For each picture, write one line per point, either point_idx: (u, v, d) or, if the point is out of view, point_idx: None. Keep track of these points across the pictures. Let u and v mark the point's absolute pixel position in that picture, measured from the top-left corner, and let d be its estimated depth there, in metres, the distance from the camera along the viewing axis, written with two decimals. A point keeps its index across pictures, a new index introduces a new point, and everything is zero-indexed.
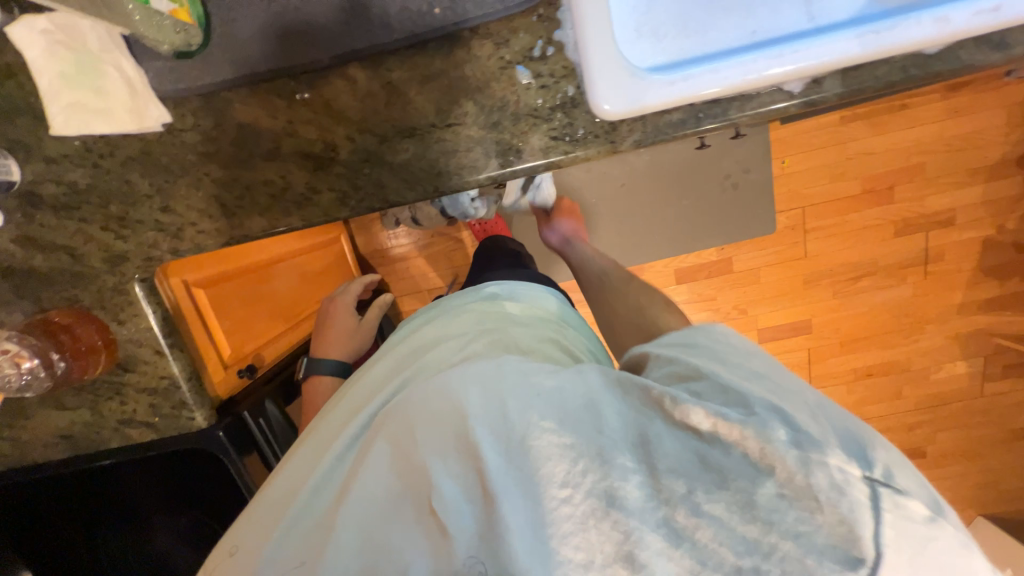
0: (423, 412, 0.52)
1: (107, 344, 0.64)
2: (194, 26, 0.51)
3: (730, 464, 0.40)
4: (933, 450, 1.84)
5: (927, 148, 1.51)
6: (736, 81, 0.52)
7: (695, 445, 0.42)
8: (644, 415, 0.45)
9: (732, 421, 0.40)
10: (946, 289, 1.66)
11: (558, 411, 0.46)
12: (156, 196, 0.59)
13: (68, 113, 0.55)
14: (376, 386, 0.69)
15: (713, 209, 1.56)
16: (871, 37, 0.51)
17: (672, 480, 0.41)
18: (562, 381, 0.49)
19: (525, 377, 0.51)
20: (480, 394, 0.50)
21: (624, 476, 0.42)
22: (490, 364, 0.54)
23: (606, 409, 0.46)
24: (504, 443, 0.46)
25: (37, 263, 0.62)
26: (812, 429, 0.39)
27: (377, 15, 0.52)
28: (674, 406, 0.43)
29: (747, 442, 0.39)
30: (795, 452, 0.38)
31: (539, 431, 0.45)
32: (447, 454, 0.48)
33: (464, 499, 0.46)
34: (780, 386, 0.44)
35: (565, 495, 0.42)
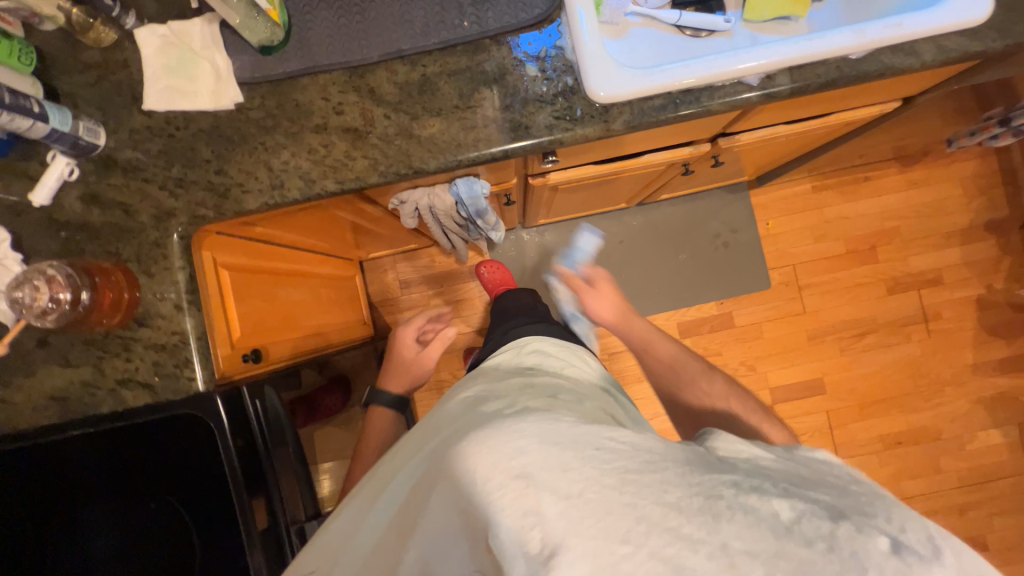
0: (477, 457, 0.47)
1: (132, 299, 0.67)
2: (280, 28, 0.66)
3: (813, 560, 0.37)
4: (995, 540, 1.61)
5: (898, 214, 1.65)
6: (704, 74, 0.66)
7: (773, 528, 0.39)
8: (718, 488, 0.42)
9: (820, 516, 0.40)
10: (955, 349, 1.65)
11: (619, 471, 0.44)
12: (213, 161, 0.69)
13: (162, 93, 0.68)
14: (426, 438, 0.64)
15: (708, 265, 1.66)
16: (806, 44, 0.66)
17: (747, 563, 0.37)
18: (622, 443, 0.48)
19: (595, 440, 0.48)
20: (535, 442, 0.47)
21: (692, 546, 0.38)
22: (552, 425, 0.50)
23: (671, 475, 0.44)
24: (560, 491, 0.42)
25: (92, 218, 0.69)
26: (914, 541, 0.38)
27: (419, 26, 0.67)
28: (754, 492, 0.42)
29: (839, 539, 0.38)
30: (898, 561, 0.37)
31: (601, 482, 0.43)
32: (505, 508, 0.43)
33: (519, 548, 0.41)
34: (844, 492, 0.44)
35: (627, 551, 0.39)
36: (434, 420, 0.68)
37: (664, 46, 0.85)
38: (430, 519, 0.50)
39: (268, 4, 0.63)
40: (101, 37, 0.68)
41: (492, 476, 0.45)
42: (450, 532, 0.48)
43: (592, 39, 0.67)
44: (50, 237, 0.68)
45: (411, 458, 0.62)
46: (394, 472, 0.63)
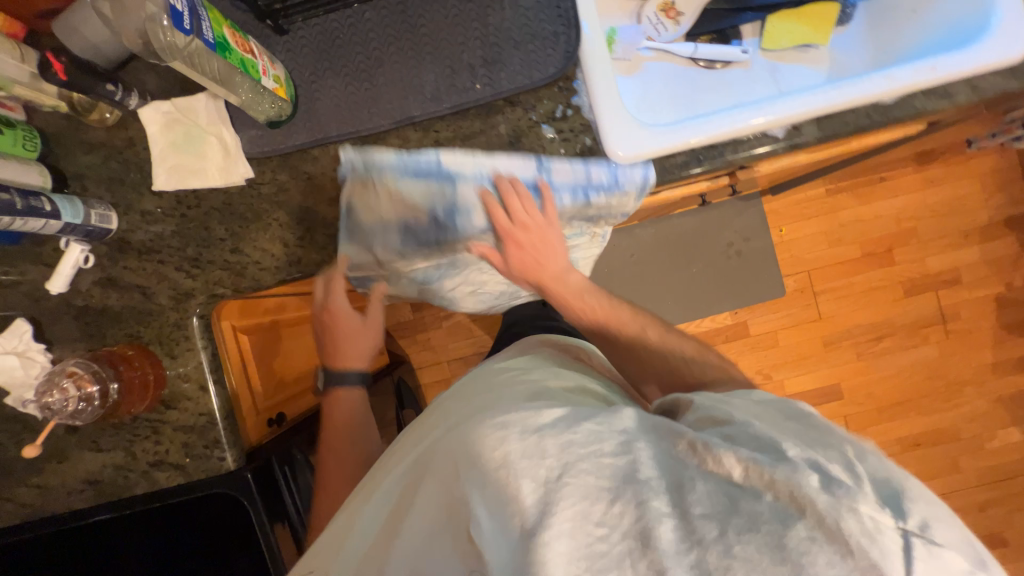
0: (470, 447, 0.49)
1: (157, 379, 0.67)
2: (286, 101, 0.64)
3: (762, 508, 0.38)
4: (1014, 535, 1.62)
5: (915, 214, 1.62)
6: (728, 129, 0.64)
7: (727, 488, 0.40)
8: (679, 461, 0.43)
9: (765, 465, 0.40)
10: (973, 349, 1.63)
11: (595, 454, 0.43)
12: (228, 239, 0.68)
13: (169, 172, 0.67)
14: (418, 437, 0.64)
15: (721, 274, 1.63)
16: (833, 94, 0.63)
17: (704, 524, 0.38)
18: (598, 423, 0.46)
19: (577, 423, 0.47)
20: (518, 433, 0.47)
21: (658, 517, 0.39)
22: (531, 408, 0.50)
23: (641, 453, 0.43)
24: (538, 478, 0.43)
25: (111, 301, 0.68)
26: (839, 473, 0.39)
27: (430, 91, 0.66)
28: (705, 452, 0.43)
29: (780, 488, 0.39)
30: (825, 495, 0.37)
31: (577, 469, 0.42)
32: (486, 490, 0.45)
33: (504, 530, 0.42)
34: (810, 435, 0.45)
35: (602, 533, 0.40)
36: (434, 415, 0.67)
37: (678, 80, 0.83)
38: (421, 517, 0.51)
39: (275, 82, 0.61)
40: (105, 116, 0.66)
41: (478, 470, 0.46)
42: (440, 521, 0.49)
43: (610, 96, 0.66)
44: (70, 323, 0.68)
45: (404, 455, 0.62)
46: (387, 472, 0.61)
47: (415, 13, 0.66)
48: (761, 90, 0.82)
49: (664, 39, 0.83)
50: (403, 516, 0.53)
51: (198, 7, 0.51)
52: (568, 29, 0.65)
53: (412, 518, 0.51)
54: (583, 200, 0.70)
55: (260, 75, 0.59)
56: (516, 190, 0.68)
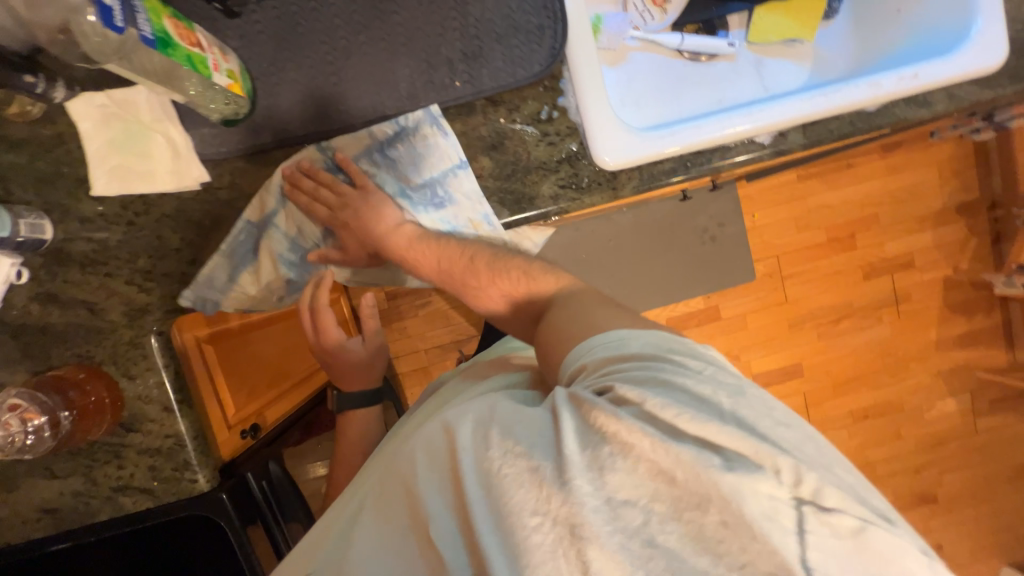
0: (427, 445, 0.48)
1: (114, 401, 0.62)
2: (243, 97, 0.58)
3: (680, 495, 0.38)
4: (943, 493, 1.80)
5: (878, 200, 1.68)
6: (716, 135, 0.62)
7: (647, 468, 0.38)
8: (593, 438, 0.40)
9: (670, 443, 0.38)
10: (920, 328, 1.75)
11: (529, 440, 0.42)
12: (185, 249, 0.65)
13: (109, 174, 0.59)
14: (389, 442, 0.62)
15: (697, 259, 1.65)
16: (819, 101, 0.63)
17: (627, 510, 0.38)
18: (527, 410, 0.45)
19: (520, 412, 0.45)
20: (471, 425, 0.46)
21: (581, 497, 0.38)
22: (483, 403, 0.49)
23: (566, 433, 0.41)
24: (478, 475, 0.42)
25: (53, 319, 0.62)
26: (738, 449, 0.39)
27: (405, 88, 0.61)
28: (617, 429, 0.40)
29: (686, 469, 0.37)
30: (728, 475, 0.37)
31: (508, 461, 0.41)
32: (442, 487, 0.45)
33: (461, 528, 0.43)
34: (711, 399, 0.42)
35: (536, 522, 0.38)
36: (414, 422, 0.65)
37: (664, 73, 0.80)
38: (376, 518, 0.49)
39: (230, 78, 0.55)
40: (27, 109, 0.57)
41: (434, 466, 0.46)
42: (401, 526, 0.47)
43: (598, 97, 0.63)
44: (5, 344, 0.61)
45: (373, 459, 0.60)
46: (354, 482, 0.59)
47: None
48: (744, 86, 0.80)
49: (651, 28, 0.80)
50: (360, 518, 0.51)
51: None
52: (555, 23, 0.61)
53: (367, 521, 0.50)
54: (386, 162, 0.67)
55: (211, 71, 0.52)
56: (319, 178, 0.67)
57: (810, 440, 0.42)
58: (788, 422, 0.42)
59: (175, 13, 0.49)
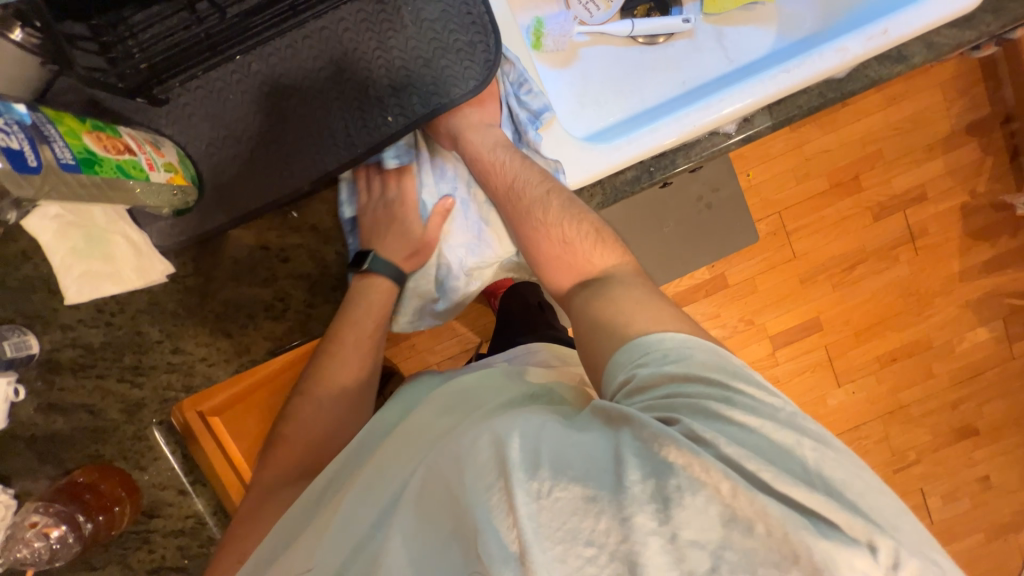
0: (469, 452, 0.45)
1: (129, 491, 0.64)
2: (189, 185, 0.58)
3: (754, 546, 0.37)
4: (984, 423, 1.75)
5: (879, 135, 1.59)
6: (676, 135, 0.60)
7: (720, 511, 0.38)
8: (666, 467, 0.40)
9: (751, 490, 0.38)
10: (941, 261, 1.67)
11: (587, 462, 0.42)
12: (166, 340, 0.64)
13: (79, 281, 0.56)
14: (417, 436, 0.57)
15: (696, 228, 1.59)
16: (781, 78, 0.59)
17: (694, 553, 0.37)
18: (590, 436, 0.44)
19: (578, 436, 0.44)
20: (520, 437, 0.44)
21: (644, 537, 0.38)
22: (533, 419, 0.47)
23: (630, 463, 0.41)
24: (531, 484, 0.40)
25: (59, 425, 0.63)
26: (829, 511, 0.38)
27: (341, 137, 0.59)
28: (692, 464, 0.39)
29: (769, 522, 0.37)
30: (822, 541, 0.37)
31: (566, 483, 0.40)
32: (483, 496, 0.42)
33: (503, 542, 0.40)
34: (787, 445, 0.42)
35: (591, 554, 0.38)
36: (437, 408, 0.60)
37: (619, 63, 0.76)
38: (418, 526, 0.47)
39: (169, 170, 0.54)
40: None
41: (478, 475, 0.43)
42: (439, 534, 0.45)
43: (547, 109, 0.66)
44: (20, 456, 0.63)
45: (400, 457, 0.55)
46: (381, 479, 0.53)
47: (308, 51, 0.57)
48: (708, 61, 0.75)
49: (598, 18, 0.75)
50: (396, 520, 0.48)
51: (45, 128, 0.42)
52: (485, 36, 0.59)
53: (405, 524, 0.47)
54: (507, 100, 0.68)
55: (147, 172, 0.51)
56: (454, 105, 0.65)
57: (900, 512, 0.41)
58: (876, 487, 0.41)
59: (95, 124, 0.48)
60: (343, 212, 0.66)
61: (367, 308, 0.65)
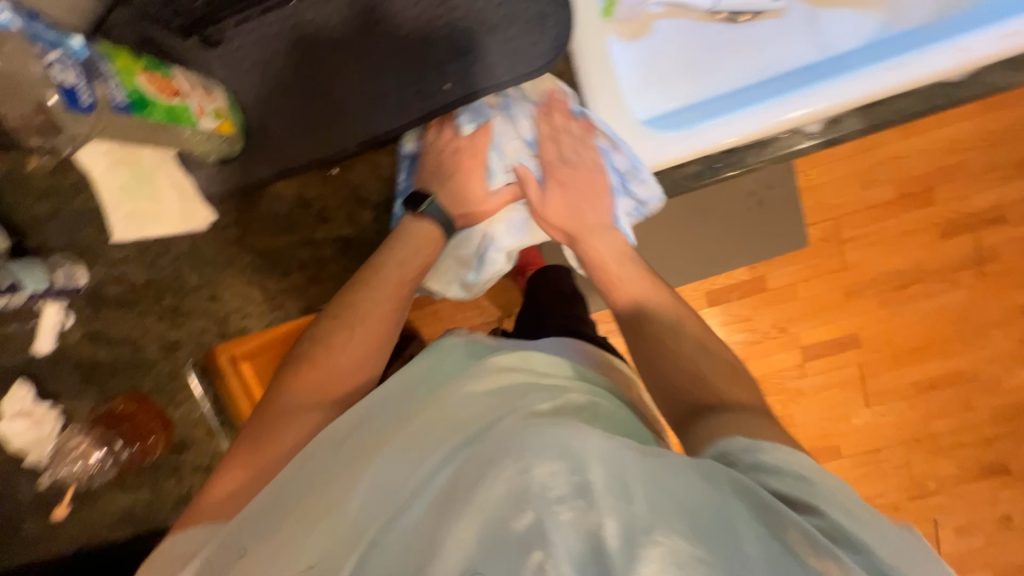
0: (539, 455, 0.38)
1: (163, 424, 0.68)
2: (235, 134, 0.57)
3: None
4: (1017, 465, 1.67)
5: (964, 145, 1.45)
6: (750, 130, 0.56)
7: None
8: (794, 556, 0.34)
9: None
10: (1007, 290, 1.54)
11: (687, 514, 0.36)
12: (204, 287, 0.65)
13: (126, 220, 0.57)
14: (464, 413, 0.48)
15: (742, 226, 1.50)
16: (885, 76, 0.53)
17: None
18: (690, 483, 0.38)
19: (674, 478, 0.38)
20: (603, 463, 0.38)
21: None
22: (618, 445, 0.40)
23: (743, 534, 0.35)
24: (620, 524, 0.35)
25: (100, 356, 0.65)
26: None
27: (394, 101, 0.56)
28: (825, 562, 0.34)
29: None
30: None
31: (661, 533, 0.34)
32: (553, 516, 0.36)
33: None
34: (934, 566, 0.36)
35: None
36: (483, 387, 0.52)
37: (695, 40, 0.69)
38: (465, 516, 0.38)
39: (218, 118, 0.53)
40: (41, 162, 0.58)
41: (549, 488, 0.37)
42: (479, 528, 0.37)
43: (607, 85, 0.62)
44: None
45: (436, 431, 0.47)
46: (411, 446, 0.45)
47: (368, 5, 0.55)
48: (798, 45, 0.67)
49: None
50: (429, 502, 0.41)
51: (99, 66, 0.42)
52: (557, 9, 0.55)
53: (439, 507, 0.40)
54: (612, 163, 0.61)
55: (196, 118, 0.50)
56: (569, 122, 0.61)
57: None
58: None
59: (148, 63, 0.48)
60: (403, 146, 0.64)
61: (413, 247, 0.60)
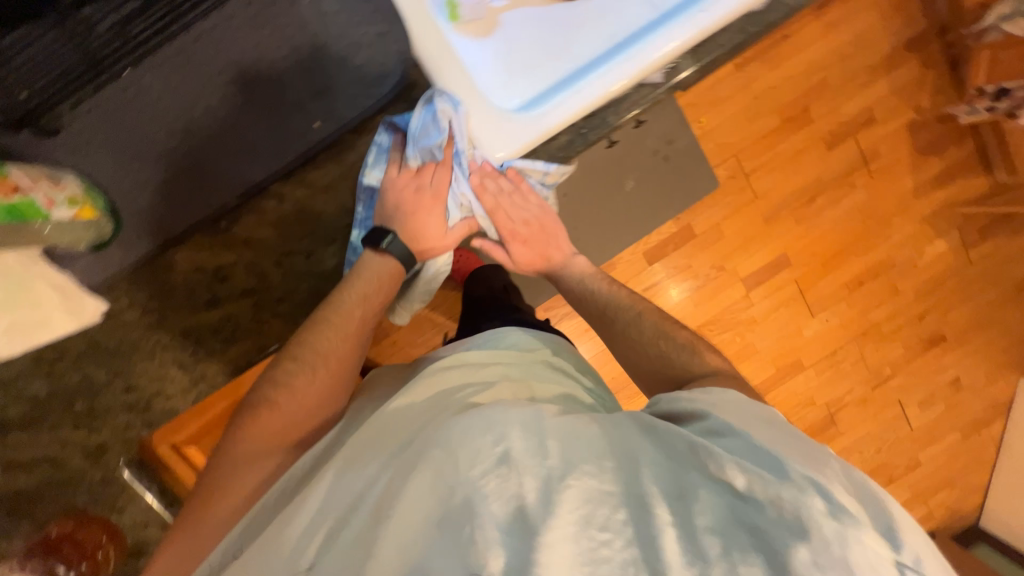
0: (467, 435, 0.46)
1: (111, 535, 0.68)
2: (98, 217, 0.61)
3: (764, 526, 0.38)
4: (950, 330, 1.84)
5: (822, 64, 1.60)
6: (601, 93, 0.59)
7: (732, 499, 0.40)
8: (686, 468, 0.43)
9: (768, 479, 0.40)
10: (896, 181, 1.71)
11: (597, 457, 0.44)
12: (115, 379, 0.68)
13: (6, 336, 0.55)
14: (416, 422, 0.55)
15: (657, 183, 1.58)
16: (701, 17, 0.58)
17: (709, 539, 0.39)
18: (600, 434, 0.47)
19: (584, 431, 0.47)
20: (522, 430, 0.46)
21: (662, 526, 0.39)
22: (538, 413, 0.49)
23: (644, 463, 0.44)
24: (541, 475, 0.42)
25: (20, 483, 0.67)
26: (845, 499, 0.38)
27: (263, 147, 0.66)
28: (709, 461, 0.43)
29: (783, 506, 0.38)
30: (834, 523, 0.36)
31: (577, 474, 0.42)
32: (483, 482, 0.43)
33: (507, 528, 0.40)
34: (806, 447, 0.44)
35: (604, 537, 0.39)
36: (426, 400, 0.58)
37: (542, 23, 0.73)
38: (413, 499, 0.45)
39: (74, 205, 0.58)
40: None
41: (476, 461, 0.44)
42: (428, 509, 0.44)
43: (462, 84, 0.61)
44: None
45: (383, 445, 0.53)
46: (367, 461, 0.52)
47: None
48: (634, 7, 0.72)
49: None
50: (384, 501, 0.47)
51: None
52: None
53: (392, 502, 0.46)
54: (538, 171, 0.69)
55: (46, 210, 0.54)
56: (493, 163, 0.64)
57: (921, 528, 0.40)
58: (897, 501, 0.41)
59: None
60: (363, 175, 0.70)
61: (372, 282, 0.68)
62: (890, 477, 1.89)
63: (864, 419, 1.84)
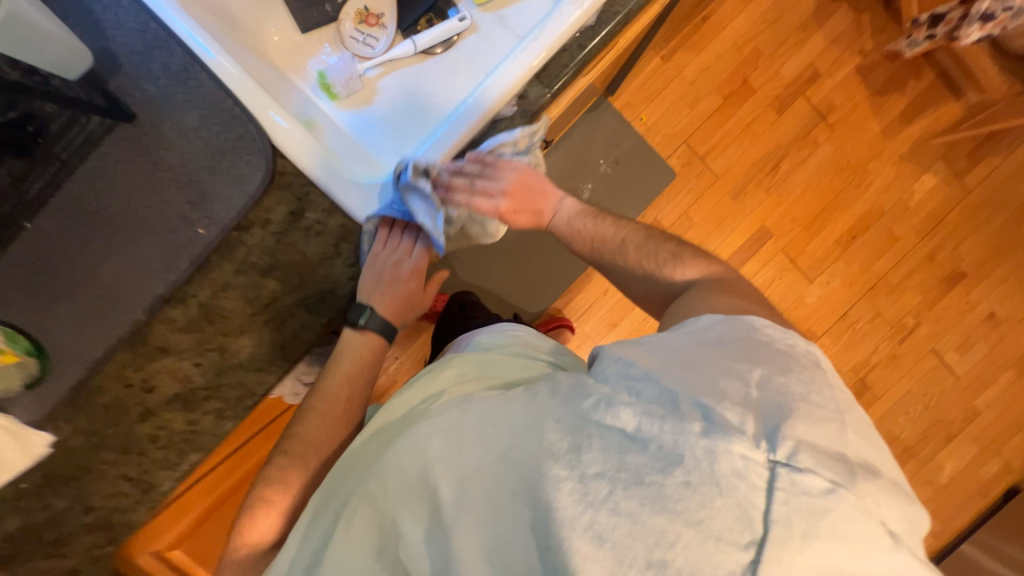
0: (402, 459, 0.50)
1: None
2: (26, 359, 0.56)
3: (644, 458, 0.39)
4: (968, 265, 1.71)
5: (750, 34, 1.60)
6: (456, 138, 0.62)
7: (623, 438, 0.40)
8: (583, 416, 0.43)
9: (656, 416, 0.40)
10: (859, 127, 1.65)
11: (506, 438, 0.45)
12: (76, 505, 0.64)
13: None
14: (374, 446, 0.58)
15: (612, 187, 1.57)
16: (534, 47, 0.60)
17: (598, 482, 0.39)
18: (511, 410, 0.47)
19: (499, 414, 0.48)
20: (444, 438, 0.49)
21: (558, 483, 0.40)
22: (461, 415, 0.51)
23: (547, 425, 0.44)
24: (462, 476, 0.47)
25: None
26: (723, 417, 0.40)
27: (148, 250, 0.59)
28: (601, 411, 0.42)
29: (666, 437, 0.39)
30: (704, 441, 0.38)
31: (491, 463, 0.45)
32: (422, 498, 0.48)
33: (439, 530, 0.46)
34: (724, 370, 0.45)
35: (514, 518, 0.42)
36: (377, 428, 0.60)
37: (418, 80, 0.77)
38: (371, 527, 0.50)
39: None
40: None
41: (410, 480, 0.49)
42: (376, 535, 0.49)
43: (318, 158, 0.61)
44: None
45: (346, 475, 0.57)
46: (335, 494, 0.57)
47: (91, 196, 0.57)
48: (499, 46, 0.76)
49: (381, 48, 0.77)
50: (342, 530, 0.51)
51: None
52: (245, 125, 0.59)
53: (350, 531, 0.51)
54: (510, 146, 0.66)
55: None
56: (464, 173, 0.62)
57: (835, 426, 0.41)
58: (810, 404, 0.42)
59: None
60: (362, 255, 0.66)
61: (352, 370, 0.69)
62: (948, 434, 1.72)
63: (898, 378, 1.71)
